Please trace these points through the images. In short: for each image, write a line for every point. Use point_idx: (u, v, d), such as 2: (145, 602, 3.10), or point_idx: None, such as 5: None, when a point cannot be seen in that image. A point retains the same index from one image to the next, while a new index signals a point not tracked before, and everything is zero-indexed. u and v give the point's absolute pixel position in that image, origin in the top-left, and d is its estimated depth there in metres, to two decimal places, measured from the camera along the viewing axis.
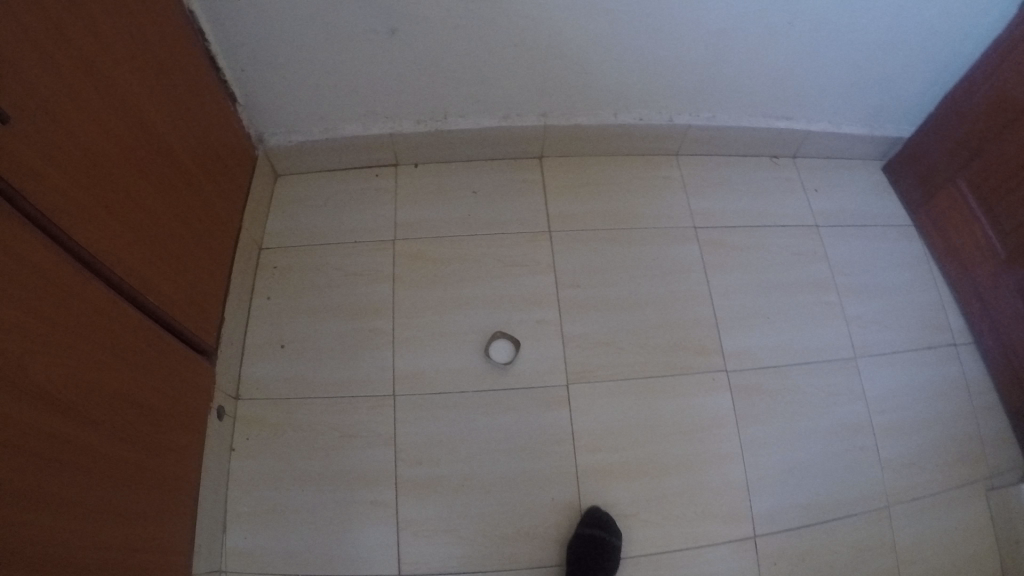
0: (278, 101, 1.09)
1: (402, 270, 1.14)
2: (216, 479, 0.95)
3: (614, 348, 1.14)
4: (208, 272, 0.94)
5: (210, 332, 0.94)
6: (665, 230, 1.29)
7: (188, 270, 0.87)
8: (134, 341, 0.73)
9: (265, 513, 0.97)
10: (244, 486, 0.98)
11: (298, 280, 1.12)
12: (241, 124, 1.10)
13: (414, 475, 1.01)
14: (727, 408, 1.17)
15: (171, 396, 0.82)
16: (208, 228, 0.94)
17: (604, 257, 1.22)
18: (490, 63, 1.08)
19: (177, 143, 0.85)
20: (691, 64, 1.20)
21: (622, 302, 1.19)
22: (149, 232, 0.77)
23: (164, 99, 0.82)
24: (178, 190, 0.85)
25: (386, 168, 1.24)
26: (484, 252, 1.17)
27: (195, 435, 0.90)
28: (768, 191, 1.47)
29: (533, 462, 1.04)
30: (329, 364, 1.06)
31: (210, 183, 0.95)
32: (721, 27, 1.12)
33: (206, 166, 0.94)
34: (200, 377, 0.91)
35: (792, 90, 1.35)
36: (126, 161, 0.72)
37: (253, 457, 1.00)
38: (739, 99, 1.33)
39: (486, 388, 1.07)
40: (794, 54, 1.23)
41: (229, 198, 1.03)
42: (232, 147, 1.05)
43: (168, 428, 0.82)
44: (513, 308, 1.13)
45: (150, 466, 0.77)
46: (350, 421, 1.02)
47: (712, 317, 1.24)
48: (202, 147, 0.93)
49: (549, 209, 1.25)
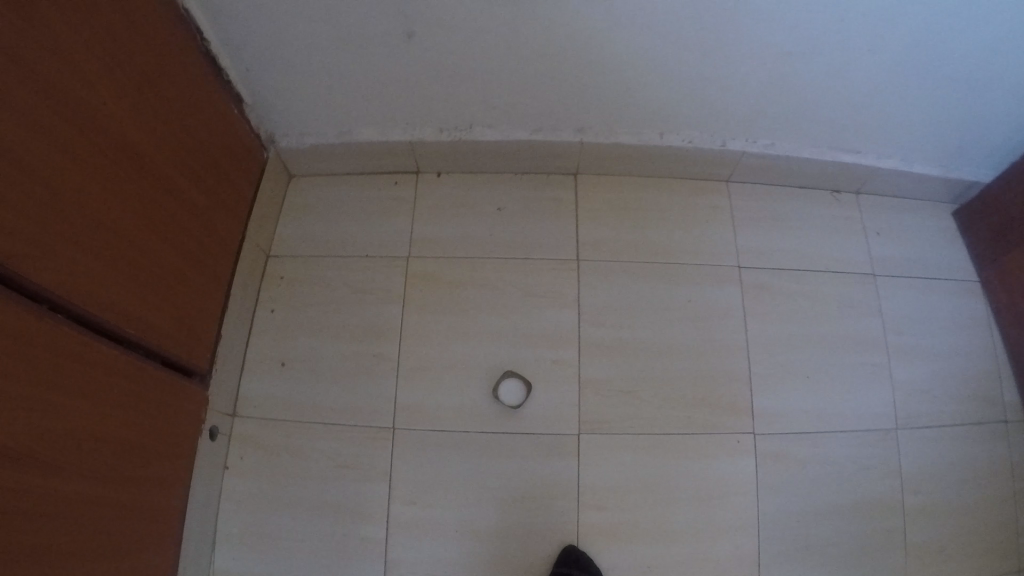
0: (289, 103, 1.03)
1: (413, 291, 1.06)
2: (206, 499, 0.95)
3: (634, 399, 1.06)
4: (202, 291, 0.92)
5: (203, 353, 0.93)
6: (709, 270, 1.16)
7: (177, 293, 0.85)
8: (118, 379, 0.72)
9: (255, 535, 0.97)
10: (235, 506, 0.98)
11: (303, 293, 1.08)
12: (248, 128, 1.05)
13: (407, 515, 0.97)
14: (753, 476, 1.13)
15: (157, 423, 0.81)
16: (204, 245, 0.92)
17: (635, 294, 1.10)
18: (519, 73, 0.96)
19: (167, 162, 0.81)
20: (749, 89, 1.04)
21: (649, 347, 1.09)
22: (131, 262, 0.74)
23: (152, 115, 0.77)
24: (167, 212, 0.81)
25: (406, 175, 1.14)
26: (503, 278, 1.07)
27: (187, 455, 0.89)
28: (824, 232, 1.33)
29: (534, 513, 1.00)
30: (328, 387, 1.02)
31: (207, 198, 0.92)
32: (791, 51, 0.96)
33: (201, 181, 0.90)
34: (192, 397, 0.90)
35: (862, 123, 1.19)
36: (103, 191, 0.69)
37: (245, 477, 1.00)
38: (803, 126, 1.18)
39: (493, 430, 1.00)
40: (870, 85, 1.07)
41: (230, 211, 1.00)
42: (236, 155, 1.01)
43: (159, 458, 0.82)
44: (529, 344, 1.04)
45: (140, 498, 0.77)
46: (345, 450, 0.99)
47: (743, 374, 1.16)
48: (198, 161, 0.89)
49: (580, 233, 1.11)
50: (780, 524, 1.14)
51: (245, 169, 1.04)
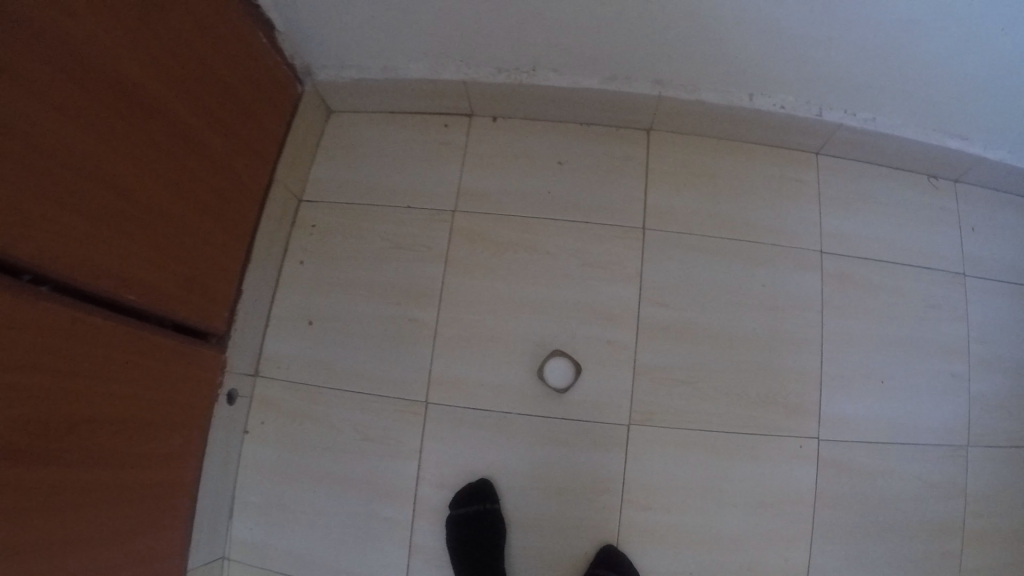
0: (326, 33, 0.90)
1: (458, 250, 0.93)
2: (224, 463, 0.96)
3: (692, 390, 0.94)
4: (219, 248, 0.86)
5: (222, 318, 0.90)
6: (786, 251, 1.02)
7: (188, 254, 0.79)
8: (120, 354, 0.69)
9: (273, 508, 0.97)
10: (253, 474, 0.99)
11: (336, 243, 0.98)
12: (282, 59, 0.94)
13: (434, 498, 0.90)
14: (813, 486, 1.02)
15: (160, 391, 0.77)
16: (223, 198, 0.85)
17: (704, 273, 0.96)
18: (591, 15, 0.79)
19: (177, 107, 0.72)
20: (858, 59, 0.87)
21: (713, 335, 0.96)
22: (139, 226, 0.69)
23: (156, 52, 0.68)
24: (177, 165, 0.74)
25: (458, 119, 1.00)
26: (558, 243, 0.93)
27: (197, 417, 0.86)
28: (913, 222, 1.17)
29: (572, 508, 0.90)
30: (356, 352, 0.94)
31: (228, 146, 0.84)
32: (916, 15, 0.78)
33: (221, 129, 0.81)
34: (200, 358, 0.85)
35: (983, 106, 1.01)
36: (112, 150, 0.63)
37: (265, 444, 0.99)
38: (917, 101, 0.99)
39: (533, 414, 0.90)
40: (1005, 62, 0.88)
41: (256, 159, 0.91)
42: (265, 94, 0.91)
43: (167, 429, 0.80)
44: (582, 320, 0.92)
45: (148, 471, 0.76)
46: (370, 424, 0.93)
47: (813, 375, 1.02)
48: (217, 106, 0.80)
49: (648, 198, 0.96)
50: (834, 540, 1.03)
51: (276, 109, 0.94)
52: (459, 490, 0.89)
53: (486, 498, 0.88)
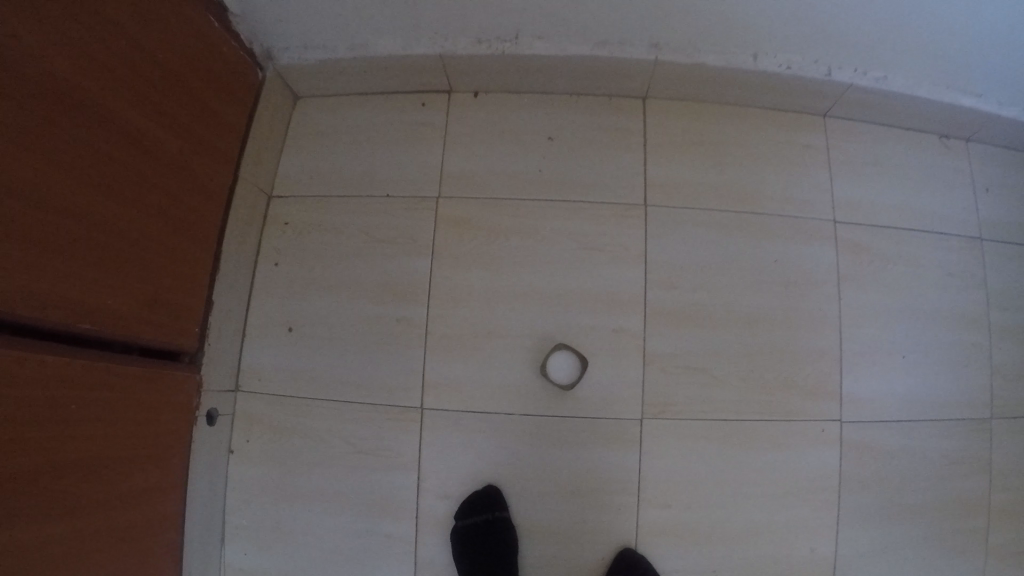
0: (283, 11, 0.81)
1: (445, 239, 0.85)
2: (211, 487, 0.90)
3: (708, 377, 0.86)
4: (183, 260, 0.78)
5: (193, 334, 0.82)
6: (798, 222, 0.95)
7: (147, 270, 0.72)
8: (73, 389, 0.62)
9: (267, 530, 0.92)
10: (243, 496, 0.93)
11: (313, 238, 0.90)
12: (238, 43, 0.85)
13: (437, 511, 0.83)
14: (837, 470, 0.95)
15: (126, 423, 0.70)
16: (183, 205, 0.77)
17: (714, 249, 0.88)
18: None
19: (121, 105, 0.64)
20: (871, 14, 0.78)
21: (727, 317, 0.88)
22: (87, 244, 0.62)
23: (90, 45, 0.60)
24: (127, 171, 0.66)
25: (437, 96, 0.92)
26: (554, 225, 0.84)
27: (172, 444, 0.79)
28: (924, 185, 1.10)
29: (586, 513, 0.83)
30: (341, 359, 0.86)
31: (185, 147, 0.76)
32: None
33: (175, 128, 0.73)
34: (170, 380, 0.78)
35: (1004, 61, 0.92)
36: (44, 160, 0.55)
37: (252, 464, 0.93)
38: (935, 57, 0.90)
39: (537, 414, 0.82)
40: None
41: (218, 158, 0.83)
42: (223, 85, 0.82)
43: (138, 462, 0.73)
44: (586, 309, 0.83)
45: (120, 510, 0.69)
46: (360, 435, 0.85)
47: (834, 352, 0.95)
48: (168, 103, 0.72)
49: (649, 170, 0.87)
50: (860, 524, 0.97)
51: (236, 100, 0.85)
52: (464, 500, 0.82)
53: (494, 507, 0.81)
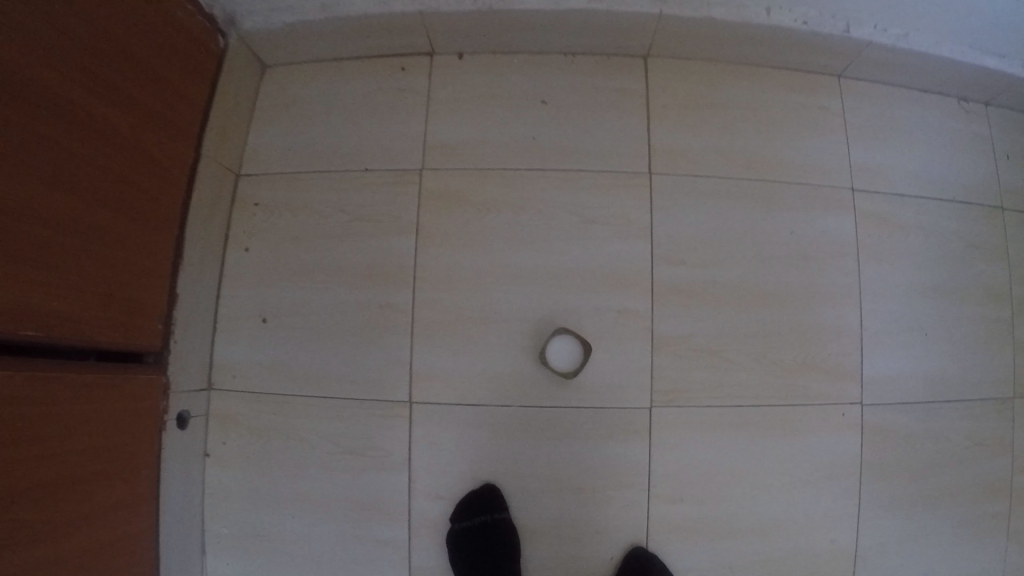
0: None
1: (431, 216, 0.77)
2: (187, 493, 0.84)
3: (722, 360, 0.79)
4: (142, 253, 0.71)
5: (154, 332, 0.75)
6: (813, 190, 0.87)
7: (103, 265, 0.64)
8: (15, 404, 0.54)
9: (249, 537, 0.86)
10: (221, 502, 0.86)
11: (287, 219, 0.83)
12: (194, 6, 0.76)
13: (430, 514, 0.76)
14: (859, 456, 0.88)
15: (81, 436, 0.63)
16: (141, 193, 0.69)
17: (724, 221, 0.80)
18: None
19: (63, 81, 0.56)
20: None
21: (741, 295, 0.80)
22: (29, 241, 0.54)
23: (17, 10, 0.51)
24: (74, 157, 0.59)
25: (418, 61, 0.84)
26: (549, 198, 0.76)
27: (136, 455, 0.72)
28: (944, 153, 0.99)
29: (591, 511, 0.76)
30: (320, 350, 0.79)
31: (138, 127, 0.68)
32: None
33: (127, 105, 0.65)
34: (133, 384, 0.71)
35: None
36: None
37: (229, 468, 0.86)
38: (962, 8, 0.82)
39: (535, 405, 0.75)
40: None
41: (177, 138, 0.75)
42: (180, 57, 0.74)
43: (99, 477, 0.66)
44: (586, 289, 0.75)
45: (79, 532, 0.63)
46: (344, 433, 0.78)
47: (854, 329, 0.88)
48: (118, 77, 0.64)
49: (652, 136, 0.80)
50: (883, 514, 0.90)
51: (195, 73, 0.77)
52: (460, 501, 0.75)
53: (492, 509, 0.74)
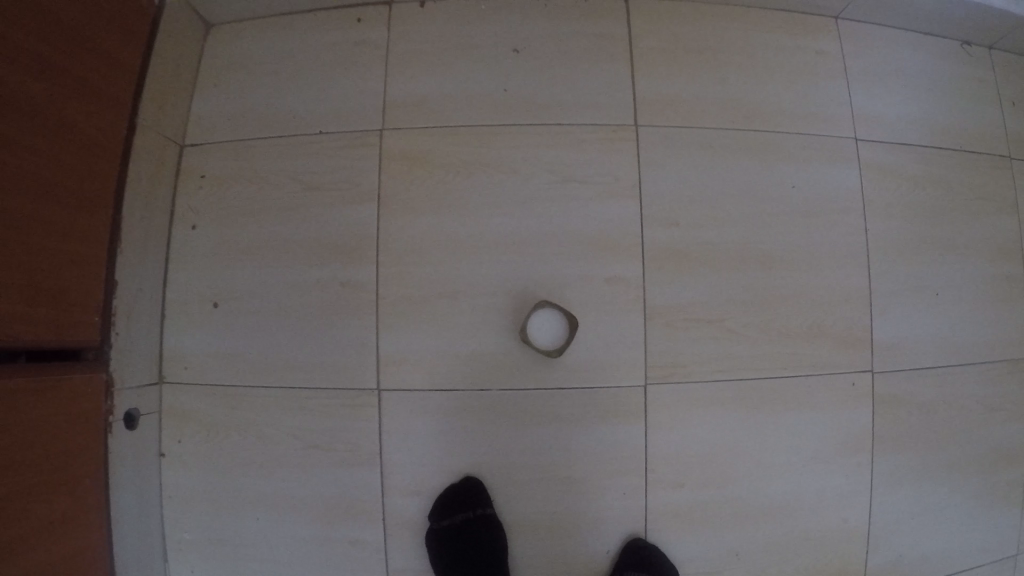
0: None
1: (392, 182, 0.69)
2: (142, 498, 0.76)
3: (720, 329, 0.72)
4: (73, 237, 0.62)
5: (93, 326, 0.66)
6: (814, 140, 0.80)
7: (28, 256, 0.56)
8: None
9: (213, 542, 0.78)
10: (181, 506, 0.79)
11: (237, 193, 0.75)
12: None
13: (406, 511, 0.69)
14: (870, 428, 0.81)
15: (12, 451, 0.55)
16: (66, 169, 0.60)
17: (719, 177, 0.73)
18: None
19: None
20: None
21: (740, 257, 0.73)
22: None
23: None
24: None
25: (375, 10, 0.74)
26: (524, 156, 0.68)
27: (80, 464, 0.64)
28: (948, 100, 0.92)
29: (582, 500, 0.69)
30: (277, 336, 0.71)
31: (58, 94, 0.58)
32: None
33: (40, 68, 0.56)
34: (70, 386, 0.63)
35: None
36: None
37: (187, 468, 0.78)
38: None
39: (517, 386, 0.68)
40: None
41: (108, 107, 0.66)
42: (102, 13, 0.64)
43: (38, 494, 0.58)
44: (568, 256, 0.68)
45: (17, 557, 0.55)
46: (308, 426, 0.71)
47: (862, 290, 0.81)
48: (25, 34, 0.54)
49: (636, 85, 0.72)
50: (897, 487, 0.84)
51: (124, 32, 0.67)
52: (439, 496, 0.68)
53: (475, 505, 0.67)
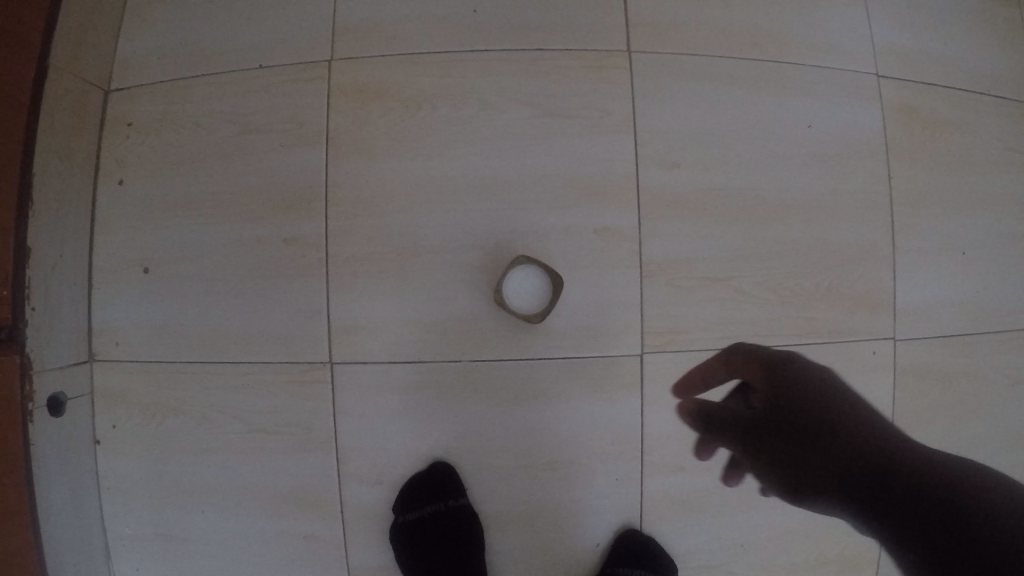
0: None
1: (343, 121, 0.59)
2: (75, 491, 0.67)
3: (726, 291, 0.62)
4: None
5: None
6: (830, 76, 0.70)
7: None
8: None
9: (158, 539, 0.69)
10: (121, 499, 0.70)
11: (168, 141, 0.65)
12: None
13: (367, 501, 0.60)
14: (891, 403, 0.73)
15: None
16: None
17: (725, 114, 0.63)
18: None
19: None
20: None
21: (749, 206, 0.63)
22: None
23: None
24: None
25: None
26: (496, 87, 0.58)
27: None
28: (981, 35, 0.81)
29: (568, 487, 0.60)
30: (217, 304, 0.62)
31: None
32: None
33: None
34: None
35: None
36: None
37: (126, 457, 0.69)
38: None
39: (492, 356, 0.59)
40: None
41: (8, 43, 0.56)
42: None
43: None
44: (550, 206, 0.58)
45: None
46: (254, 406, 0.61)
47: (885, 248, 0.72)
48: None
49: (627, 6, 0.61)
50: None
51: None
52: (405, 486, 0.59)
53: (444, 495, 0.59)
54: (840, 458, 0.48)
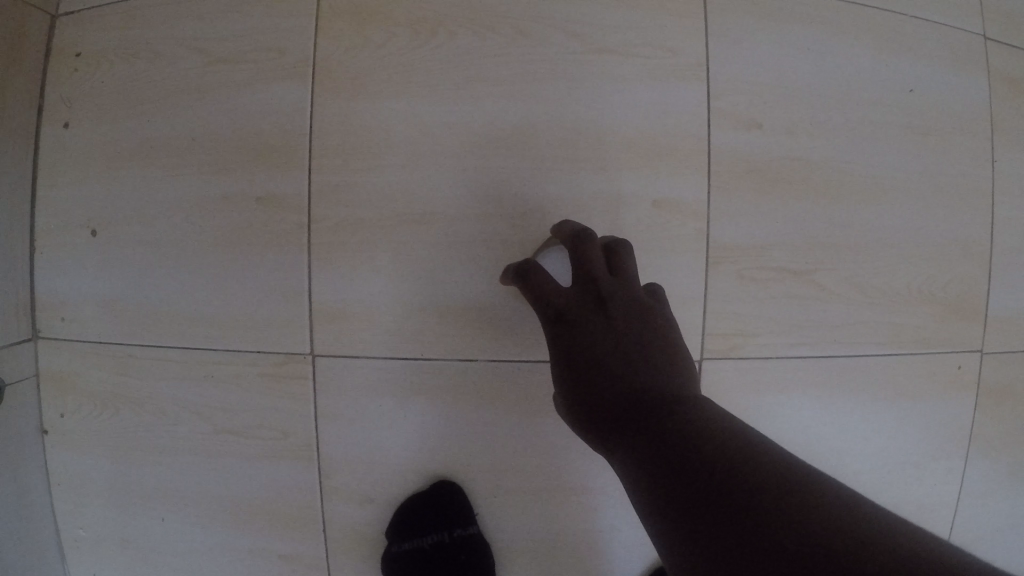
0: None
1: (337, 50, 0.47)
2: (17, 493, 0.54)
3: (803, 284, 0.51)
4: None
5: None
6: (945, 26, 0.57)
7: None
8: None
9: (115, 552, 0.56)
10: (72, 499, 0.56)
11: (125, 74, 0.52)
12: None
13: (356, 519, 0.50)
14: (996, 429, 0.59)
15: None
16: None
17: (816, 65, 0.51)
18: None
19: None
20: None
21: (838, 182, 0.51)
22: None
23: None
24: None
25: None
26: (535, 16, 0.46)
27: None
28: None
29: (597, 513, 0.50)
30: (181, 275, 0.50)
31: None
32: None
33: None
34: None
35: None
36: None
37: (81, 451, 0.55)
38: None
39: (513, 353, 0.48)
40: None
41: None
42: None
43: None
44: (596, 170, 0.46)
45: None
46: (224, 401, 0.51)
47: (1008, 240, 0.58)
48: None
49: None
50: None
51: None
52: (401, 505, 0.49)
53: (447, 524, 0.49)
54: (631, 404, 0.33)
